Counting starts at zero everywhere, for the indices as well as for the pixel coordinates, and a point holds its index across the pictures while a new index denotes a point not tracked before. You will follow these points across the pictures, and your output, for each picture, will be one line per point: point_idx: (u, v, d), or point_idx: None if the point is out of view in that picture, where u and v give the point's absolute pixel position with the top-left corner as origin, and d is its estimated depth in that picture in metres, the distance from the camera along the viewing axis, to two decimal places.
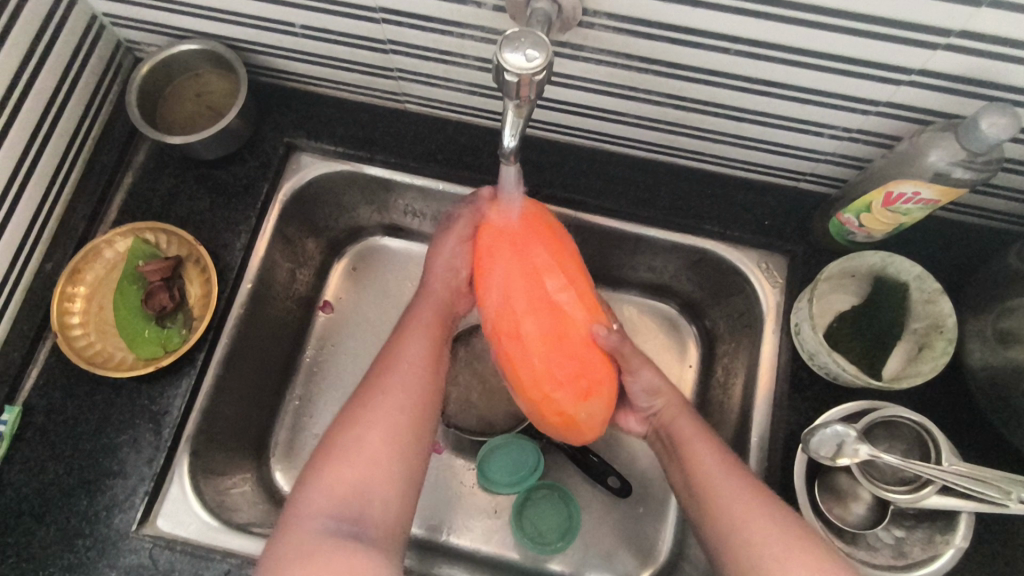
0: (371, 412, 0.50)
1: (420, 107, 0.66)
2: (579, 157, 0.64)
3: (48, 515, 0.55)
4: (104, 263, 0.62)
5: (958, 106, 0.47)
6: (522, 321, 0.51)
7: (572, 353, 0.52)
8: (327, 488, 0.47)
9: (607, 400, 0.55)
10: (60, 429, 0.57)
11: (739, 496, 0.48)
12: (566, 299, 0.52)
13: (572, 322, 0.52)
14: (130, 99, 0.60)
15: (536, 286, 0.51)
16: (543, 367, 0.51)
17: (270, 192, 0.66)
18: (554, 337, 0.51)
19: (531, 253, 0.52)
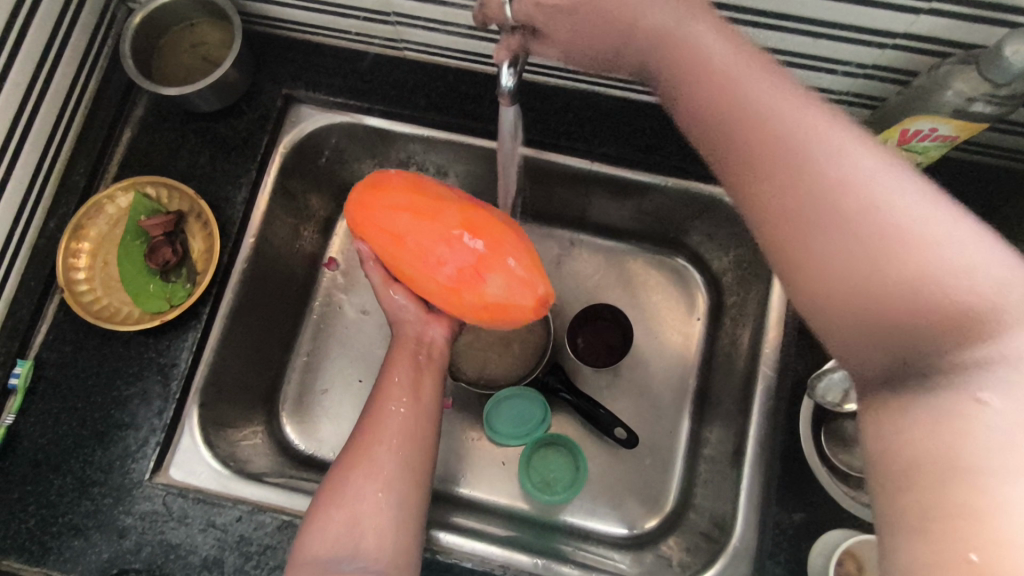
0: (367, 461, 0.52)
1: (419, 54, 0.64)
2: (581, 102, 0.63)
3: (64, 464, 0.56)
4: (106, 218, 0.62)
5: (979, 36, 0.45)
6: (402, 244, 0.56)
7: (450, 253, 0.55)
8: (332, 531, 0.48)
9: (507, 270, 0.55)
10: (71, 382, 0.58)
11: (901, 230, 0.28)
12: (407, 217, 0.56)
13: (423, 231, 0.55)
14: (123, 52, 0.59)
15: (399, 210, 0.56)
16: (426, 266, 0.56)
17: (270, 144, 0.65)
18: (417, 240, 0.56)
19: (364, 197, 0.59)
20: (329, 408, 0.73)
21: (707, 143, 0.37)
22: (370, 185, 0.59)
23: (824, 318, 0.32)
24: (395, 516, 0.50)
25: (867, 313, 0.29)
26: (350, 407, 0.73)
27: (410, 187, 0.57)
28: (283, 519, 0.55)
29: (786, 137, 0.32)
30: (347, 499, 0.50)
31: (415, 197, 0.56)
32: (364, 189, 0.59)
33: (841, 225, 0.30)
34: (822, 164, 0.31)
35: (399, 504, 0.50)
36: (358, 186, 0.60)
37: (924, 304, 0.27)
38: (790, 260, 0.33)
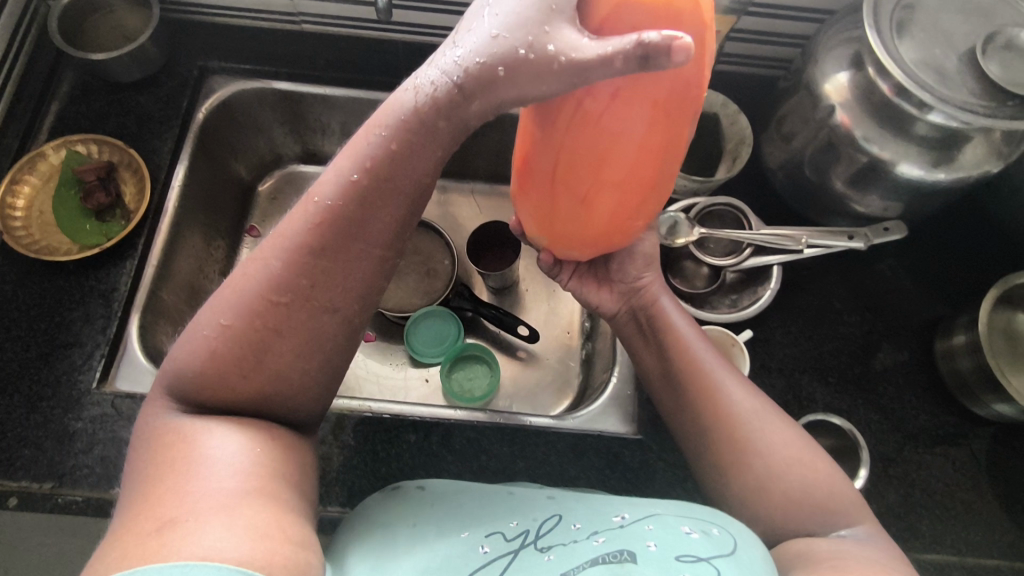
0: (286, 233, 0.41)
1: (315, 26, 0.77)
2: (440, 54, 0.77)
3: (11, 386, 0.61)
4: (39, 174, 0.69)
5: None
6: (615, 136, 0.38)
7: (613, 204, 0.43)
8: (225, 347, 0.40)
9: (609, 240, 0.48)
10: (12, 314, 0.63)
11: (751, 416, 0.51)
12: (638, 129, 0.38)
13: (626, 156, 0.39)
14: (51, 27, 0.68)
15: (643, 123, 0.38)
16: (608, 170, 0.40)
17: (190, 106, 0.74)
18: (639, 158, 0.40)
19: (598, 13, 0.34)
20: None
21: (699, 441, 0.53)
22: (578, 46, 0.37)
23: (767, 496, 0.48)
24: (288, 331, 0.41)
25: (790, 500, 0.48)
26: None
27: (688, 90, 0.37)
28: None
29: (746, 404, 0.52)
30: (240, 326, 0.40)
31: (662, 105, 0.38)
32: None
33: (789, 454, 0.49)
34: (732, 397, 0.52)
35: (308, 330, 0.41)
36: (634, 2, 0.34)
37: (768, 450, 0.50)
38: (760, 479, 0.49)
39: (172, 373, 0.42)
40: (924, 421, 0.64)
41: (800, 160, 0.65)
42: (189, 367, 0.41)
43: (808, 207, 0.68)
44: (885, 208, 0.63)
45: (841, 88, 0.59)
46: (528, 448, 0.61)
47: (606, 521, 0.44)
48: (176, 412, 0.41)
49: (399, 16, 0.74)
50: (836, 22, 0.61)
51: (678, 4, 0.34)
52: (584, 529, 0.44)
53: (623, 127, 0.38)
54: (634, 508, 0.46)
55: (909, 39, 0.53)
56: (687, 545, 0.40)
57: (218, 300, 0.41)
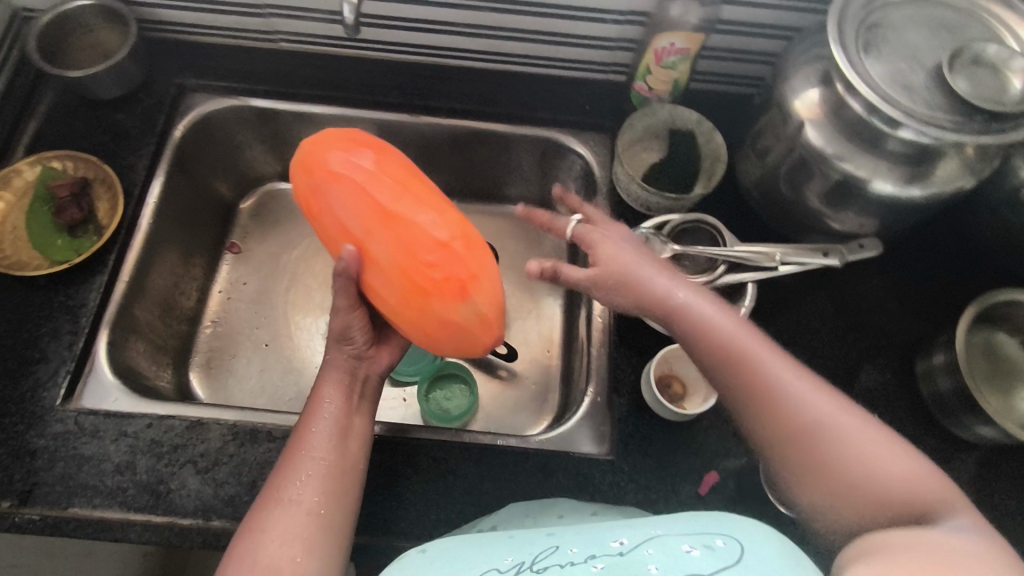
0: (308, 445, 0.52)
1: (293, 44, 0.78)
2: (415, 73, 0.78)
3: None
4: (14, 190, 0.69)
5: None
6: (373, 268, 0.57)
7: (412, 308, 0.57)
8: (270, 547, 0.46)
9: (436, 330, 0.57)
10: None
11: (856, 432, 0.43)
12: (369, 228, 0.57)
13: (376, 244, 0.56)
14: (30, 45, 0.69)
15: (368, 214, 0.57)
16: (404, 240, 0.56)
17: (168, 124, 0.75)
18: (379, 239, 0.56)
19: (331, 175, 0.58)
20: (237, 368, 0.79)
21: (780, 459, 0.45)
22: (317, 204, 0.59)
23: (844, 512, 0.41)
24: (321, 530, 0.48)
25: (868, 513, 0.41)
26: (256, 367, 0.80)
27: (357, 190, 0.57)
28: (190, 423, 0.60)
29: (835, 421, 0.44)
30: (268, 523, 0.47)
31: (386, 216, 0.56)
32: (324, 173, 0.58)
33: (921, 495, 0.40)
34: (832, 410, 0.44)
35: (332, 519, 0.49)
36: (351, 165, 0.58)
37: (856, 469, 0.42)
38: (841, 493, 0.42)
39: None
40: None
41: (775, 177, 0.65)
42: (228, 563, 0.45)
43: (785, 223, 0.67)
44: (860, 224, 0.63)
45: (812, 105, 0.58)
46: (496, 469, 0.60)
47: (603, 545, 0.39)
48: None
49: (373, 35, 0.75)
50: (805, 40, 0.61)
51: (320, 169, 0.59)
52: (582, 553, 0.39)
53: (357, 217, 0.57)
54: (642, 526, 0.40)
55: (875, 55, 0.53)
56: (687, 566, 0.34)
57: (254, 510, 0.48)
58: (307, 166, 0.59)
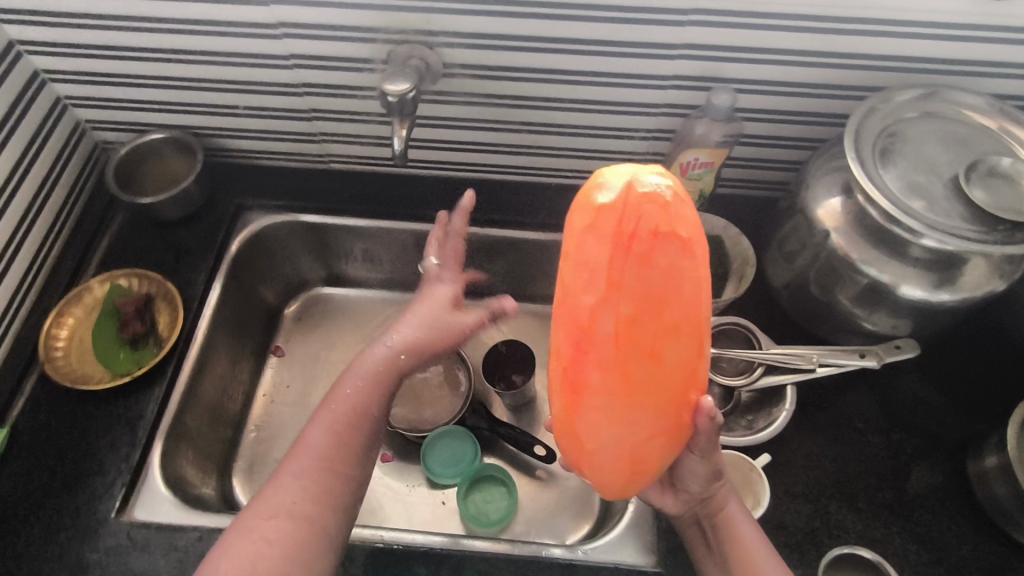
0: (302, 454, 0.53)
1: (341, 164, 0.84)
2: (455, 188, 0.83)
3: (33, 516, 0.62)
4: (83, 305, 0.74)
5: (695, 99, 0.67)
6: (642, 374, 0.42)
7: (638, 441, 0.45)
8: (257, 553, 0.48)
9: (627, 472, 0.47)
10: (43, 442, 0.66)
11: None
12: (682, 322, 0.41)
13: (680, 350, 0.42)
14: (108, 175, 0.76)
15: (692, 308, 0.41)
16: (697, 365, 0.44)
17: (225, 240, 0.80)
18: (681, 351, 0.42)
19: (668, 227, 0.39)
20: None
21: None
22: (639, 209, 0.39)
23: None
24: (304, 536, 0.49)
25: None
26: None
27: (698, 260, 0.41)
28: None
29: None
30: (270, 526, 0.49)
31: (687, 335, 0.42)
32: (674, 201, 0.40)
33: None
34: None
35: (322, 526, 0.51)
36: (690, 223, 0.40)
37: None
38: None
39: (209, 557, 0.50)
40: (967, 552, 0.59)
41: (805, 280, 0.66)
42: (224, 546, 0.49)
43: (817, 323, 0.69)
44: (894, 326, 0.63)
45: (834, 212, 0.61)
46: None
47: None
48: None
49: (416, 155, 0.81)
50: (825, 152, 0.65)
51: (683, 201, 0.40)
52: None
53: (680, 297, 0.40)
54: None
55: (893, 168, 0.56)
56: None
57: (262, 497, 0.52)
58: (637, 197, 0.39)
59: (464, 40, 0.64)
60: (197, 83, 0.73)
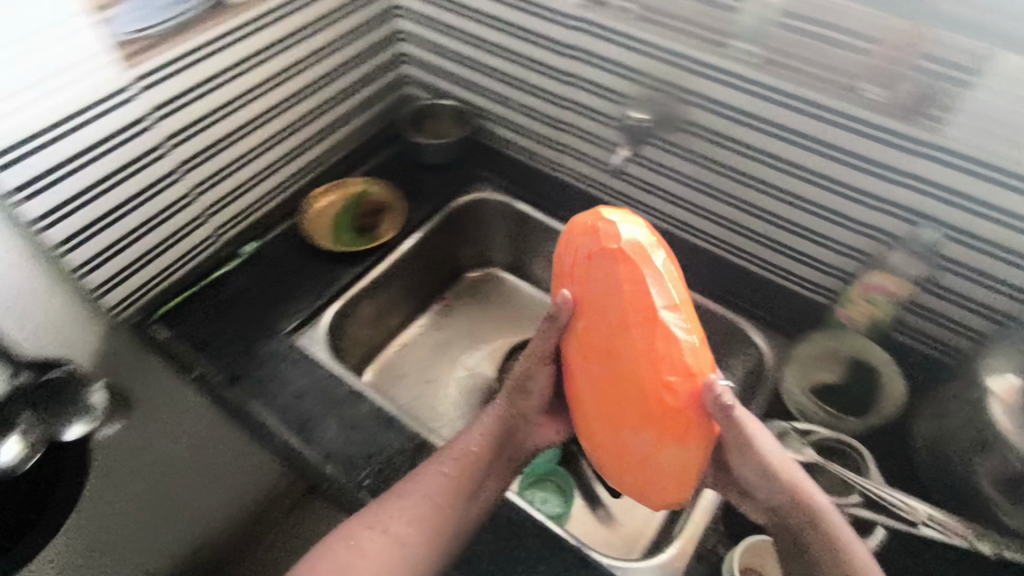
0: (417, 484, 0.60)
1: (566, 177, 0.98)
2: (647, 232, 0.92)
3: (241, 307, 0.82)
4: (342, 187, 0.94)
5: (904, 231, 0.67)
6: (613, 360, 0.55)
7: (619, 421, 0.56)
8: (358, 567, 0.55)
9: (652, 470, 0.56)
10: (272, 265, 0.86)
11: None
12: (636, 315, 0.53)
13: (631, 335, 0.53)
14: (404, 114, 0.98)
15: (632, 299, 0.53)
16: (661, 360, 0.52)
17: (454, 194, 0.98)
18: (632, 338, 0.53)
19: (626, 257, 0.54)
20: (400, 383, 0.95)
21: None
22: (609, 236, 0.56)
23: None
24: (394, 560, 0.56)
25: None
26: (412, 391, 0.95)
27: (656, 274, 0.53)
28: (355, 391, 0.74)
29: None
30: (367, 530, 0.57)
31: (665, 332, 0.52)
32: (604, 235, 0.56)
33: None
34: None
35: (415, 554, 0.57)
36: (629, 242, 0.54)
37: None
38: None
39: (321, 546, 0.58)
40: None
41: (948, 443, 0.63)
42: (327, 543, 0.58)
43: (944, 497, 0.63)
44: None
45: (1005, 385, 0.59)
46: (556, 562, 0.62)
47: None
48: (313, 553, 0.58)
49: (627, 192, 0.91)
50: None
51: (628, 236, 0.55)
52: None
53: (627, 291, 0.54)
54: None
55: None
56: None
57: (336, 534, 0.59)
58: (592, 228, 0.57)
59: (710, 105, 0.73)
60: (493, 72, 0.92)
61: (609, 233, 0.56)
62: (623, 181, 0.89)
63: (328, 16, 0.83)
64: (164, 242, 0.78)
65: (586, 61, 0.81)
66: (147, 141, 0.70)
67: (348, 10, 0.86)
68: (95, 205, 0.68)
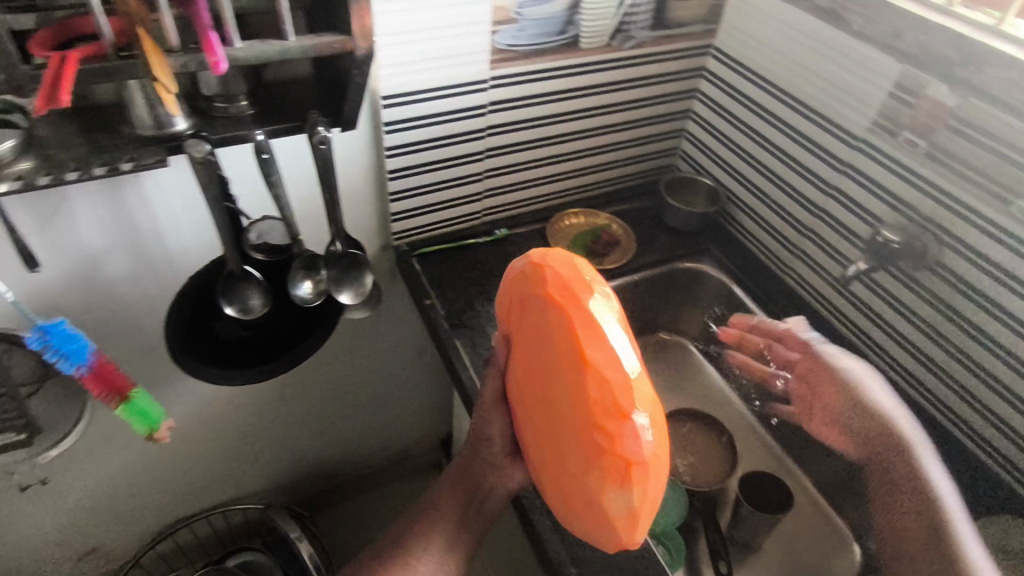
0: (434, 512, 0.68)
1: (791, 282, 1.01)
2: (854, 358, 0.91)
3: (476, 271, 0.99)
4: (590, 218, 1.08)
5: None
6: (551, 404, 0.59)
7: (565, 468, 0.59)
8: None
9: (600, 515, 0.58)
10: (511, 252, 1.03)
11: None
12: (558, 372, 0.59)
13: (558, 376, 0.59)
14: (664, 177, 1.10)
15: (560, 345, 0.59)
16: (592, 398, 0.56)
17: (679, 256, 1.06)
18: (561, 382, 0.58)
19: (557, 304, 0.60)
20: None
21: None
22: (546, 293, 0.61)
23: None
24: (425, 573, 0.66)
25: None
26: None
27: (570, 321, 0.59)
28: None
29: None
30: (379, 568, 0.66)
31: (600, 374, 0.56)
32: (543, 272, 0.62)
33: None
34: None
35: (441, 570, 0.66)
36: (559, 281, 0.61)
37: None
38: None
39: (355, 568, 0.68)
40: None
41: None
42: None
43: None
44: None
45: None
46: None
47: None
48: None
49: (849, 314, 0.92)
50: None
51: (558, 267, 0.62)
52: None
53: (545, 338, 0.60)
54: None
55: None
56: None
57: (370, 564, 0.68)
58: (538, 276, 0.63)
59: (973, 256, 0.74)
60: (760, 167, 1.00)
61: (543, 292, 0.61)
62: (849, 301, 0.91)
63: (641, 80, 1.01)
64: (449, 202, 0.99)
65: (858, 182, 0.85)
66: (475, 124, 0.92)
67: (656, 80, 1.03)
68: (427, 153, 0.91)
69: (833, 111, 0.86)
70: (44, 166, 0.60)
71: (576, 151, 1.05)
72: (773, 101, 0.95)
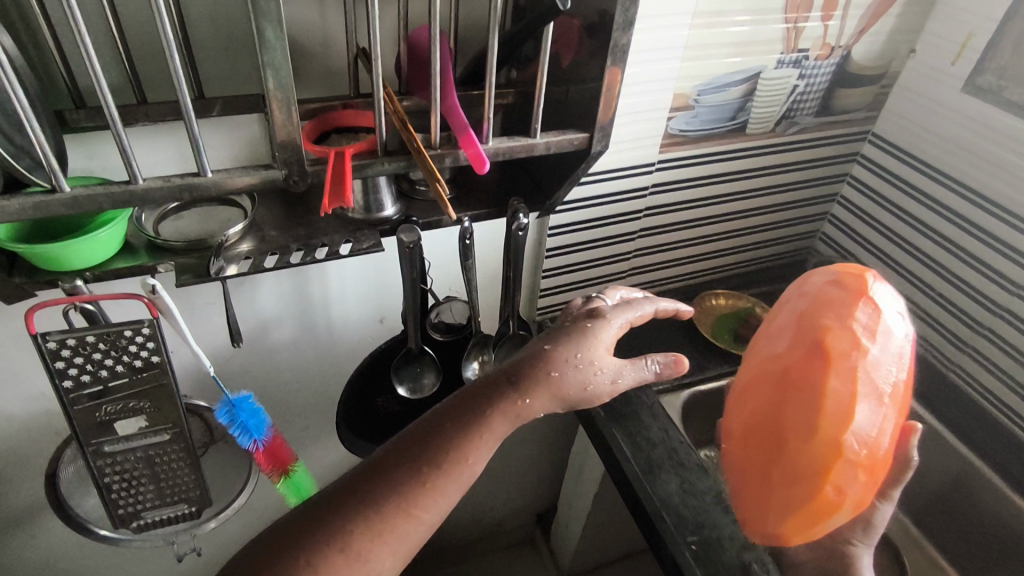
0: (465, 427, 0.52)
1: (962, 380, 0.95)
2: None
3: (623, 351, 0.96)
4: (734, 298, 1.04)
5: None
6: (812, 372, 0.61)
7: (792, 422, 0.62)
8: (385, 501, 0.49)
9: (790, 482, 0.62)
10: (655, 332, 1.00)
11: None
12: (836, 356, 0.60)
13: (838, 357, 0.60)
14: None
15: (853, 336, 0.61)
16: (857, 391, 0.60)
17: None
18: (837, 363, 0.60)
19: (873, 305, 0.62)
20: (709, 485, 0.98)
21: None
22: (858, 292, 0.63)
23: None
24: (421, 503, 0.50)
25: None
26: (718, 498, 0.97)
27: (871, 329, 0.61)
28: (701, 465, 0.81)
29: None
30: (386, 516, 0.48)
31: (874, 382, 0.60)
32: (862, 279, 0.64)
33: None
34: None
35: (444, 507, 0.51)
36: (873, 293, 0.63)
37: None
38: None
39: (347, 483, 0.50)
40: None
41: None
42: (346, 539, 0.47)
43: None
44: None
45: None
46: None
47: None
48: (330, 555, 0.46)
49: None
50: None
51: (871, 281, 0.64)
52: None
53: (839, 323, 0.62)
54: None
55: None
56: None
57: (364, 509, 0.48)
58: (848, 279, 0.65)
59: None
60: (924, 257, 0.96)
61: (857, 290, 0.63)
62: None
63: (797, 164, 0.99)
64: (596, 279, 0.98)
65: None
66: (636, 205, 0.91)
67: (811, 164, 1.01)
68: (588, 232, 0.90)
69: (1021, 206, 0.81)
70: (264, 247, 0.60)
71: (725, 231, 1.03)
72: (945, 192, 0.90)
